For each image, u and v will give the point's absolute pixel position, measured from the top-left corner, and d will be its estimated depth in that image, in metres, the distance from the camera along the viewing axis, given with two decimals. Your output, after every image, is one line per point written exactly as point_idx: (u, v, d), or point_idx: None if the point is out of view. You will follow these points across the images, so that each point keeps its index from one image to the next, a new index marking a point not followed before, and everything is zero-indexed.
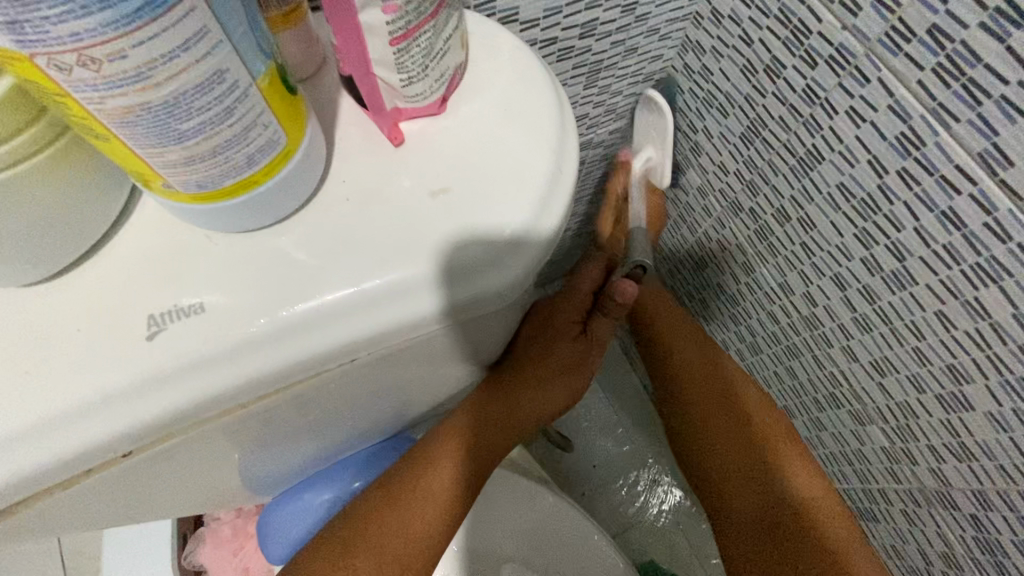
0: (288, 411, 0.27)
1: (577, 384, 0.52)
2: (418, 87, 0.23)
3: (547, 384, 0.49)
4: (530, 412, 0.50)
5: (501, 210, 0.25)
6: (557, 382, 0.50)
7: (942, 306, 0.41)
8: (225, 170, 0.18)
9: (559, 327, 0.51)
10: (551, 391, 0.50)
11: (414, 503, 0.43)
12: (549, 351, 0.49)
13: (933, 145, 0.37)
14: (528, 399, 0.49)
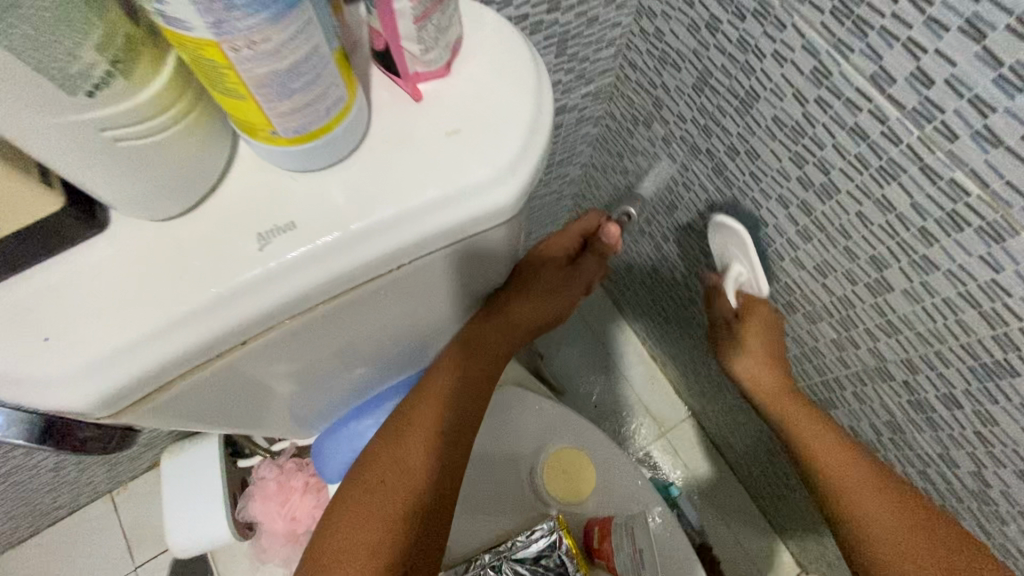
0: (353, 308, 0.37)
1: (559, 301, 0.58)
2: (432, 55, 0.32)
3: (537, 301, 0.56)
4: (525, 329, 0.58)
5: (500, 142, 0.34)
6: (546, 301, 0.57)
7: (861, 208, 0.50)
8: (313, 117, 0.27)
9: (544, 262, 0.58)
10: (541, 307, 0.57)
11: (428, 400, 0.52)
12: (535, 280, 0.56)
13: (838, 74, 0.45)
14: (520, 316, 0.55)
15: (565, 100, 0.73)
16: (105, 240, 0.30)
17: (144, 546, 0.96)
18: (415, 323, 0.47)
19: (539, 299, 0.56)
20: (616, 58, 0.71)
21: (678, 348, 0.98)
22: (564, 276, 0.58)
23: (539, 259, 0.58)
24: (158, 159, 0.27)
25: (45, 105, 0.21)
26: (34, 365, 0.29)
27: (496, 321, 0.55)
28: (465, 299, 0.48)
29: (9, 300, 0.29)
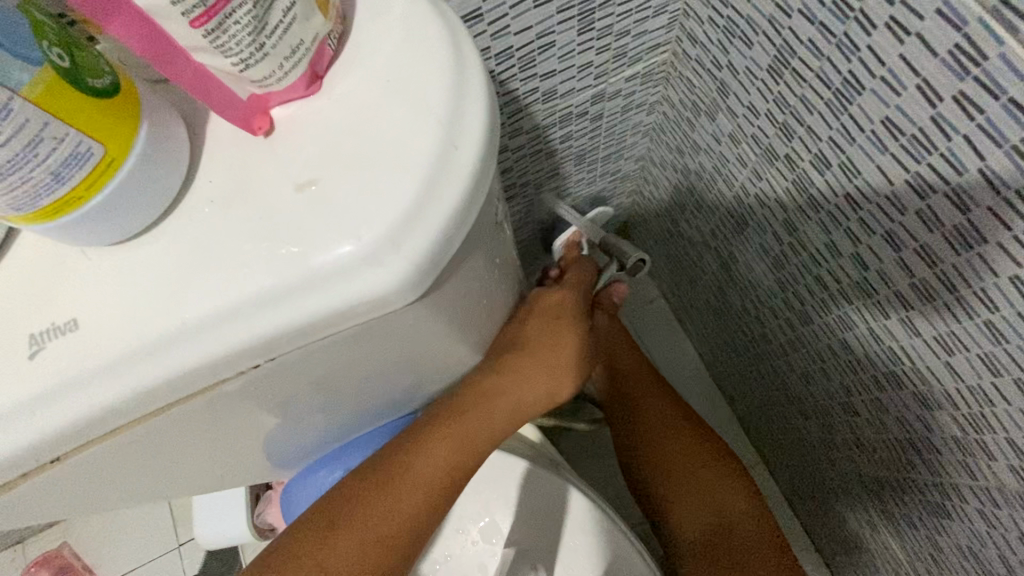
0: (211, 413, 0.28)
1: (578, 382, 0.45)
2: (261, 70, 0.21)
3: (553, 381, 0.43)
4: (526, 411, 0.43)
5: (374, 199, 0.22)
6: (561, 382, 0.43)
7: (1020, 271, 0.33)
8: (30, 189, 0.18)
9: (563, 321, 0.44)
10: (556, 390, 0.44)
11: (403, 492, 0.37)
12: (552, 348, 0.42)
13: (998, 60, 0.28)
14: (530, 397, 0.42)
15: (601, 87, 0.57)
16: None
17: (186, 526, 1.01)
18: (349, 398, 0.37)
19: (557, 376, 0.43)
20: (669, 29, 0.54)
21: (749, 389, 0.77)
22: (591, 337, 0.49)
23: (554, 311, 0.44)
24: None
25: None
26: None
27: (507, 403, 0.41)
28: (407, 371, 0.37)
29: None
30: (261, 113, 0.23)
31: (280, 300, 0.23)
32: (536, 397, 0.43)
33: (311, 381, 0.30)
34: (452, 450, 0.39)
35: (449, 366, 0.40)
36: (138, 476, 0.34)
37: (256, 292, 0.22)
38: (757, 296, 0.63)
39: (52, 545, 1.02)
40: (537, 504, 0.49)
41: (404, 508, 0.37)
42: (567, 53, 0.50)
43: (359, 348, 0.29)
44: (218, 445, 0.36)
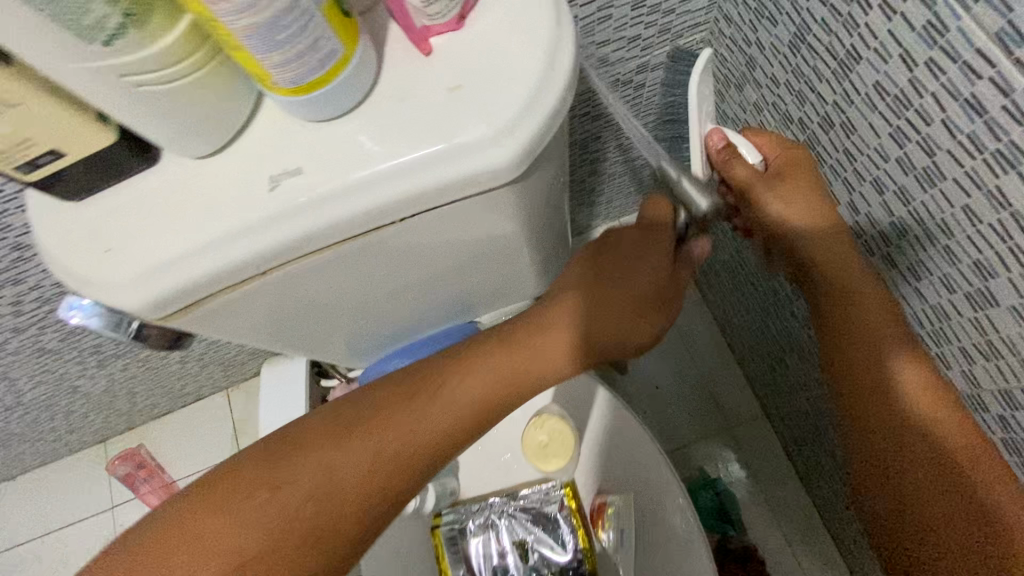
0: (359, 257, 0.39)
1: (604, 344, 0.43)
2: (437, 7, 0.32)
3: (577, 339, 0.43)
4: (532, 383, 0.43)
5: (498, 99, 0.33)
6: (547, 360, 0.43)
7: (968, 201, 0.41)
8: (307, 69, 0.29)
9: (619, 251, 0.44)
10: (576, 340, 0.43)
11: (432, 413, 0.41)
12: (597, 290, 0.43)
13: (955, 32, 0.37)
14: (544, 349, 0.43)
15: (647, 59, 0.67)
16: (157, 173, 0.35)
17: (247, 437, 1.18)
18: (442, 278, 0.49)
19: (585, 329, 0.42)
20: (710, 10, 0.63)
21: (755, 343, 0.86)
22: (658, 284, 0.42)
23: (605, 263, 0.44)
24: (180, 105, 0.30)
25: (65, 47, 0.25)
26: (97, 269, 0.35)
27: (529, 353, 0.43)
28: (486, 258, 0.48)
29: (87, 218, 0.35)
30: (424, 39, 0.34)
31: (434, 164, 0.34)
32: (549, 346, 0.43)
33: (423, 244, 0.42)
34: (423, 412, 0.41)
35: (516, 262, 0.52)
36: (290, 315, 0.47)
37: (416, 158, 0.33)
38: None
39: (132, 444, 1.21)
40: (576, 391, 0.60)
41: (360, 462, 0.39)
42: (621, 25, 0.59)
43: (466, 218, 0.41)
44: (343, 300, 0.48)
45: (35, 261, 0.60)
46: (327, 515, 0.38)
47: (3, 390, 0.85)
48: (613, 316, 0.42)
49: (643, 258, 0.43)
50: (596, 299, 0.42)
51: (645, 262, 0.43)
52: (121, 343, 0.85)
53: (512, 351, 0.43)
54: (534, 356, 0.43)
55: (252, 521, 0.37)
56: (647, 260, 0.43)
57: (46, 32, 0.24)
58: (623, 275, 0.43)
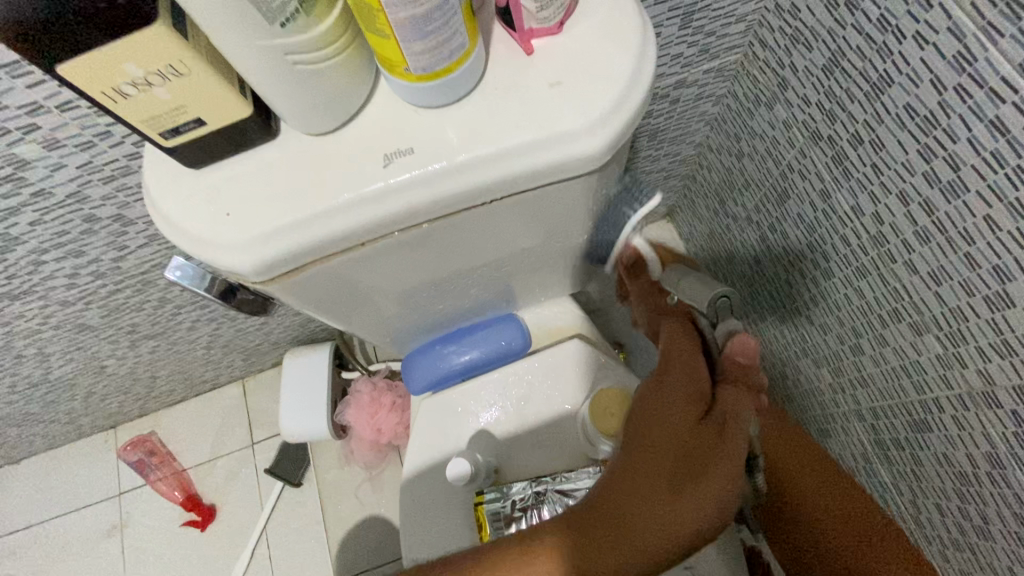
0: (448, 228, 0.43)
1: (701, 510, 0.44)
2: (547, 12, 0.36)
3: (669, 495, 0.44)
4: (631, 530, 0.44)
5: (594, 96, 0.37)
6: (651, 522, 0.44)
7: (990, 211, 0.46)
8: (438, 59, 0.33)
9: (664, 381, 0.51)
10: (677, 516, 0.44)
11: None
12: (648, 442, 0.47)
13: (985, 60, 0.42)
14: (650, 500, 0.44)
15: (684, 76, 0.72)
16: (277, 144, 0.39)
17: (262, 428, 1.19)
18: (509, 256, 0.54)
19: (674, 500, 0.44)
20: (745, 35, 0.69)
21: (775, 349, 0.91)
22: (716, 435, 0.47)
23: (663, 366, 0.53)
24: (322, 83, 0.34)
25: (252, 25, 0.29)
26: (217, 230, 0.38)
27: (634, 510, 0.44)
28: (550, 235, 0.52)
29: (212, 182, 0.39)
30: (528, 40, 0.38)
31: (534, 149, 0.38)
32: (656, 525, 0.44)
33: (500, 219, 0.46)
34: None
35: (570, 238, 0.56)
36: (369, 283, 0.51)
37: (517, 142, 0.37)
38: (790, 257, 0.78)
39: (143, 430, 1.20)
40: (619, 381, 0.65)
41: None
42: (667, 43, 0.64)
43: (546, 198, 0.45)
44: (418, 273, 0.52)
45: (100, 234, 0.62)
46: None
47: (33, 365, 0.85)
48: (686, 475, 0.45)
49: (677, 396, 0.49)
50: (681, 473, 0.45)
51: (668, 386, 0.51)
52: (156, 324, 0.87)
53: (615, 506, 0.45)
54: (633, 534, 0.44)
55: None
56: (689, 408, 0.49)
57: (244, 14, 0.28)
58: (701, 466, 0.45)
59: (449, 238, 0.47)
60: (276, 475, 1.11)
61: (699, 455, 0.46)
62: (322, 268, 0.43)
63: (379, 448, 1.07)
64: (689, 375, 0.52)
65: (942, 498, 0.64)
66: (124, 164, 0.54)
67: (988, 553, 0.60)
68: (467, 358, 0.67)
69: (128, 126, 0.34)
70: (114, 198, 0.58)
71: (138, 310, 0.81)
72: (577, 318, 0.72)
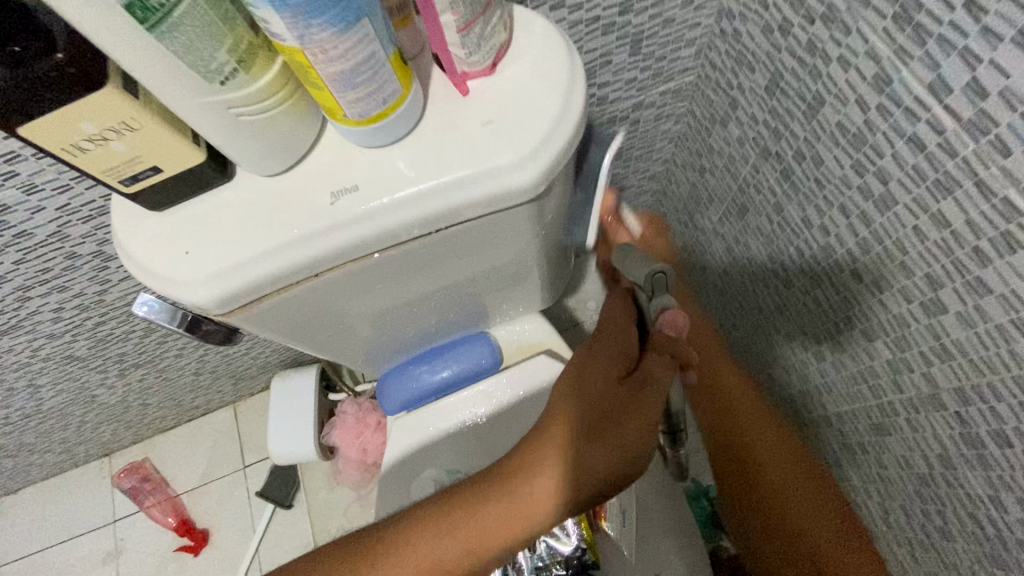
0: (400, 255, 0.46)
1: (618, 451, 0.45)
2: (477, 57, 0.39)
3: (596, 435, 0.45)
4: (565, 469, 0.44)
5: (524, 133, 0.40)
6: (584, 459, 0.44)
7: (917, 222, 0.48)
8: (372, 105, 0.36)
9: (599, 341, 0.53)
10: (598, 458, 0.44)
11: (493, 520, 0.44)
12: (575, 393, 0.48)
13: (899, 82, 0.45)
14: (581, 439, 0.45)
15: (642, 97, 0.75)
16: (232, 187, 0.41)
17: (253, 451, 1.20)
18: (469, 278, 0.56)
19: (593, 440, 0.45)
20: (696, 57, 0.72)
21: (748, 358, 0.93)
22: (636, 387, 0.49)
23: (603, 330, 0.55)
24: (268, 130, 0.37)
25: (193, 85, 0.31)
26: (176, 269, 0.41)
27: (567, 450, 0.44)
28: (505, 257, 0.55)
29: (173, 223, 0.41)
30: (463, 82, 0.41)
31: (470, 183, 0.40)
32: (587, 464, 0.44)
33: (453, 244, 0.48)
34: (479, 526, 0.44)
35: (528, 259, 0.59)
36: (334, 310, 0.53)
37: (454, 178, 0.40)
38: (753, 266, 0.80)
39: (136, 457, 1.22)
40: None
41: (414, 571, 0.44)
42: (619, 69, 0.68)
43: (495, 225, 0.48)
44: (382, 298, 0.55)
45: (82, 269, 0.65)
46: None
47: (24, 397, 0.88)
48: (611, 423, 0.46)
49: (609, 352, 0.52)
50: (602, 415, 0.46)
51: (598, 353, 0.52)
52: (143, 352, 0.89)
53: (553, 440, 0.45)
54: (569, 477, 0.43)
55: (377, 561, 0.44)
56: (611, 366, 0.50)
57: (185, 77, 0.31)
58: (626, 409, 0.47)
59: (406, 265, 0.49)
60: (266, 497, 1.12)
61: (621, 405, 0.47)
62: (282, 298, 0.46)
63: (365, 468, 1.09)
64: (615, 337, 0.54)
65: (906, 500, 0.65)
66: (101, 204, 0.57)
67: (952, 553, 0.61)
68: (440, 376, 0.70)
69: (90, 176, 0.37)
70: (93, 236, 0.61)
71: (125, 340, 0.83)
72: (546, 334, 0.74)
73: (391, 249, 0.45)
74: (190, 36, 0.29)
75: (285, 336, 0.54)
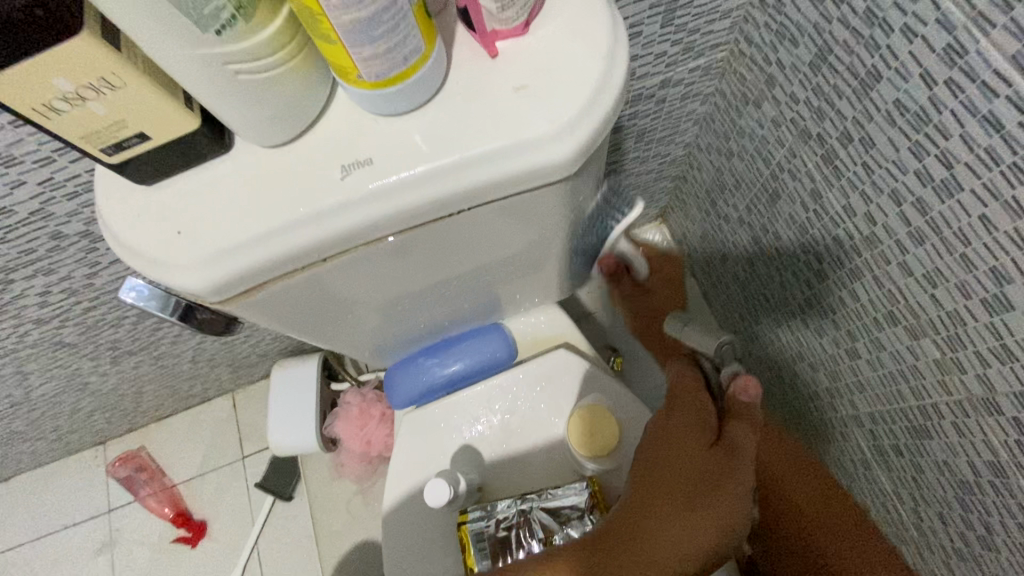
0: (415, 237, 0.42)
1: (710, 534, 0.44)
2: (509, 13, 0.34)
3: (677, 514, 0.44)
4: (635, 558, 0.43)
5: (561, 100, 0.35)
6: (653, 543, 0.43)
7: (985, 210, 0.44)
8: (391, 65, 0.31)
9: (675, 412, 0.50)
10: (682, 536, 0.43)
11: None
12: (657, 473, 0.46)
13: (975, 54, 0.40)
14: (655, 520, 0.44)
15: (670, 74, 0.70)
16: (229, 159, 0.37)
17: (252, 442, 1.17)
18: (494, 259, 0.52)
19: (687, 520, 0.44)
20: (731, 31, 0.67)
21: (770, 353, 0.89)
22: (718, 461, 0.47)
23: (679, 393, 0.52)
24: (272, 91, 0.32)
25: (185, 33, 0.27)
26: (167, 250, 0.36)
27: (636, 531, 0.44)
28: (530, 241, 0.51)
29: (164, 198, 0.37)
30: (491, 43, 0.36)
31: (501, 156, 0.36)
32: (665, 545, 0.43)
33: (476, 226, 0.44)
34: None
35: (551, 246, 0.54)
36: (342, 298, 0.49)
37: (482, 151, 0.35)
38: (783, 258, 0.76)
39: (132, 446, 1.18)
40: (604, 393, 0.63)
41: None
42: (649, 42, 0.63)
43: (520, 207, 0.43)
44: (394, 284, 0.50)
45: (68, 251, 0.61)
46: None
47: (12, 385, 0.84)
48: (693, 507, 0.44)
49: (688, 422, 0.49)
50: (695, 492, 0.45)
51: (675, 425, 0.49)
52: (137, 339, 0.85)
53: (628, 522, 0.44)
54: (629, 557, 0.43)
55: None
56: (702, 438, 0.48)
57: (172, 22, 0.26)
58: (712, 487, 0.45)
59: (422, 249, 0.45)
60: (265, 489, 1.09)
61: (707, 479, 0.45)
62: (286, 284, 0.41)
63: (368, 460, 1.05)
64: (687, 402, 0.51)
65: (944, 507, 0.61)
66: (87, 179, 0.53)
67: (993, 564, 0.57)
68: (451, 370, 0.66)
69: (67, 143, 0.32)
70: (79, 214, 0.57)
71: (116, 327, 0.79)
72: (564, 326, 0.70)
73: (407, 231, 0.41)
74: None
75: (288, 325, 0.50)
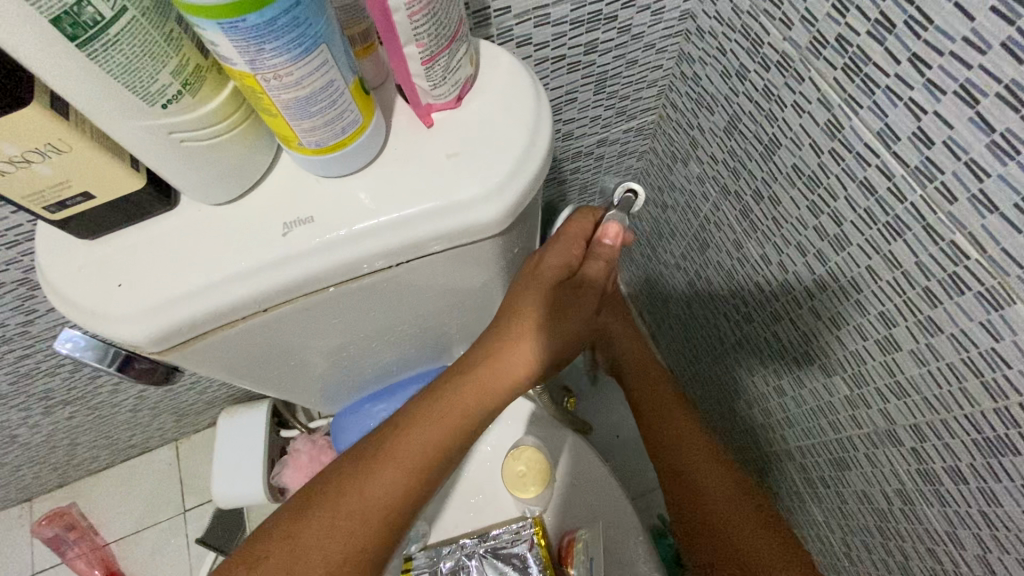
0: (357, 288, 0.44)
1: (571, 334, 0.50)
2: (441, 89, 0.38)
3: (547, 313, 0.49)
4: (518, 370, 0.49)
5: (489, 167, 0.39)
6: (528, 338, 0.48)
7: (870, 262, 0.50)
8: (331, 134, 0.35)
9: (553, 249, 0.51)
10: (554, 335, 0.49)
11: (438, 420, 0.46)
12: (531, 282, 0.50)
13: (849, 128, 0.47)
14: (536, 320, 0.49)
15: (606, 134, 0.76)
16: (173, 217, 0.39)
17: (195, 494, 1.12)
18: (434, 306, 0.54)
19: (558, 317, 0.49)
20: (658, 98, 0.74)
21: (710, 391, 0.93)
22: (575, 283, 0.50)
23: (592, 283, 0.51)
24: (215, 156, 0.35)
25: (133, 108, 0.29)
26: (106, 303, 0.37)
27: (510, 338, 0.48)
28: (470, 288, 0.53)
29: (106, 252, 0.38)
30: (426, 114, 0.40)
31: (436, 216, 0.39)
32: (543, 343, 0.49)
33: (417, 274, 0.46)
34: (430, 430, 0.45)
35: (493, 294, 0.57)
36: (287, 345, 0.50)
37: (418, 211, 0.38)
38: (716, 300, 0.81)
39: (62, 502, 1.11)
40: (547, 433, 0.64)
41: (363, 516, 0.42)
42: (584, 106, 0.69)
43: (458, 260, 0.46)
44: (338, 331, 0.51)
45: (4, 299, 0.60)
46: (361, 539, 0.42)
47: None
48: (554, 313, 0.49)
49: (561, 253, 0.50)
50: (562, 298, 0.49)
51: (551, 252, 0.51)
52: (73, 388, 0.82)
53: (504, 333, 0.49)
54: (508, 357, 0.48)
55: (330, 499, 0.43)
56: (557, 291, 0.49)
57: (121, 99, 0.28)
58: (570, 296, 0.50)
59: (365, 298, 0.47)
60: (207, 545, 1.03)
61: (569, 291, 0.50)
62: (226, 333, 0.42)
63: None
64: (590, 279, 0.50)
65: (867, 536, 0.65)
66: (28, 228, 0.53)
67: None
68: None
69: (9, 202, 0.33)
70: (18, 262, 0.56)
71: (52, 375, 0.76)
72: None
73: (349, 282, 0.43)
74: (128, 56, 0.27)
75: (232, 372, 0.50)
